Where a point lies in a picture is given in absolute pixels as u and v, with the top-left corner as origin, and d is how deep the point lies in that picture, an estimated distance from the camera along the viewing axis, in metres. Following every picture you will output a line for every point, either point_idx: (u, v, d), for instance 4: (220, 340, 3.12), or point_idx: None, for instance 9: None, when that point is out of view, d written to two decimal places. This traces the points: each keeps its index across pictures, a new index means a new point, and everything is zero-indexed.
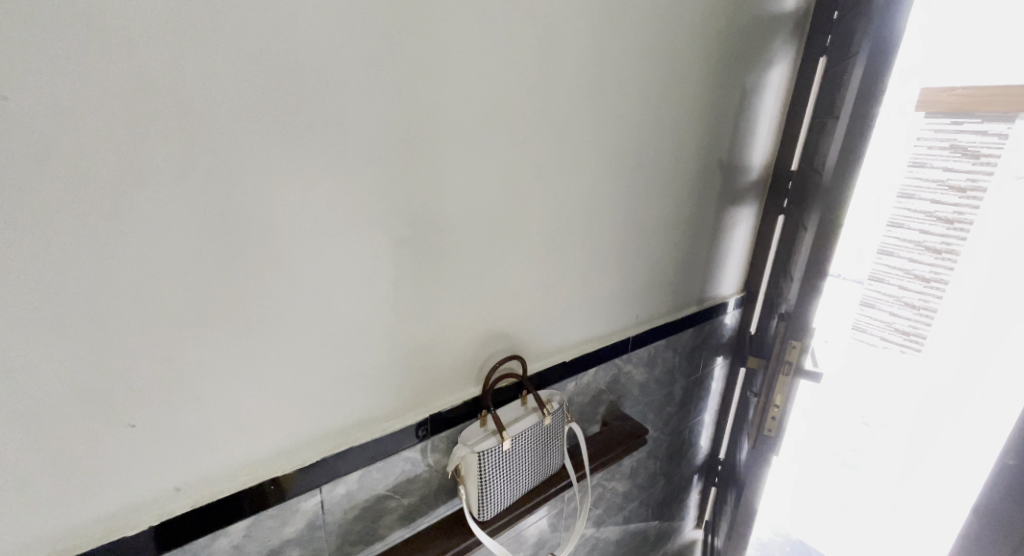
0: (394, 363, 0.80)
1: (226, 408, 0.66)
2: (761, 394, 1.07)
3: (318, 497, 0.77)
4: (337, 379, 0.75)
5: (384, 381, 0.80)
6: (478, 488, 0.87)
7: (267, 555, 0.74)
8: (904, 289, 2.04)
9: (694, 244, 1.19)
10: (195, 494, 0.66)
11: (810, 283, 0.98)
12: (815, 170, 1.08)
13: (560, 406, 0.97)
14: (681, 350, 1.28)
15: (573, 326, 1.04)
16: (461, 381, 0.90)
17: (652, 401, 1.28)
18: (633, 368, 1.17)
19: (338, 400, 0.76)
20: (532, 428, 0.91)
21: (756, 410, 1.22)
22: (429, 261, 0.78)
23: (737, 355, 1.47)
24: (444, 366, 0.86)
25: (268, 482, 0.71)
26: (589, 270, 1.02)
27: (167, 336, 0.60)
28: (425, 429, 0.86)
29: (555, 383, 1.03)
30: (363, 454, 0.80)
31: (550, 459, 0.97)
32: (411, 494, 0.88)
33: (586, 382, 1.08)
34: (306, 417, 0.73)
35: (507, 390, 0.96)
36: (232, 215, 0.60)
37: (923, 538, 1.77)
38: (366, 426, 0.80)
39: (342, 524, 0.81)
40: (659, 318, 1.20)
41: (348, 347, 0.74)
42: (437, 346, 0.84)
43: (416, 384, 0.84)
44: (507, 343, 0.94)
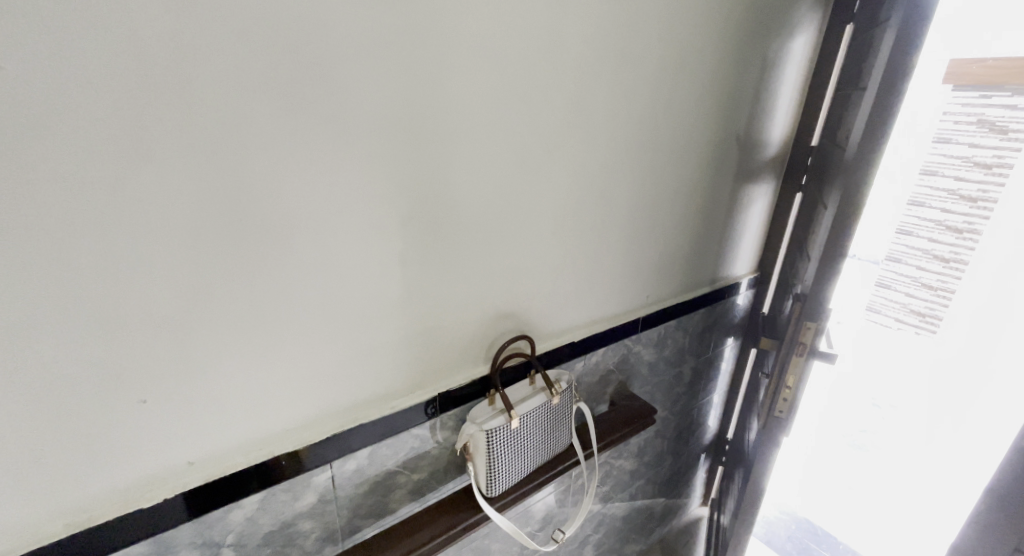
0: (401, 343, 0.80)
1: (235, 386, 0.66)
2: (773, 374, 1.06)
3: (329, 472, 0.78)
4: (346, 357, 0.75)
5: (391, 360, 0.80)
6: (487, 466, 0.87)
7: (280, 528, 0.76)
8: (922, 269, 1.97)
9: (709, 222, 1.16)
10: (208, 468, 0.67)
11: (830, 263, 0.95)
12: (838, 144, 1.04)
13: (569, 386, 0.96)
14: (692, 330, 1.27)
15: (582, 306, 1.02)
16: (469, 361, 0.90)
17: (661, 381, 1.27)
18: (642, 348, 1.16)
19: (347, 379, 0.76)
20: (540, 408, 0.91)
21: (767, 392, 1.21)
22: (437, 240, 0.77)
23: (748, 335, 1.45)
24: (451, 346, 0.86)
25: (279, 458, 0.72)
26: (598, 249, 1.00)
27: (175, 314, 0.59)
28: (433, 407, 0.87)
29: (563, 363, 1.02)
30: (372, 432, 0.80)
31: (558, 437, 0.97)
32: (420, 470, 0.90)
33: (595, 362, 1.07)
34: (316, 395, 0.74)
35: (515, 370, 0.96)
36: (237, 192, 0.59)
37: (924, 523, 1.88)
38: (375, 405, 0.80)
39: (354, 498, 0.82)
40: (670, 300, 1.18)
41: (357, 325, 0.74)
42: (445, 326, 0.84)
43: (424, 364, 0.84)
44: (515, 323, 0.93)
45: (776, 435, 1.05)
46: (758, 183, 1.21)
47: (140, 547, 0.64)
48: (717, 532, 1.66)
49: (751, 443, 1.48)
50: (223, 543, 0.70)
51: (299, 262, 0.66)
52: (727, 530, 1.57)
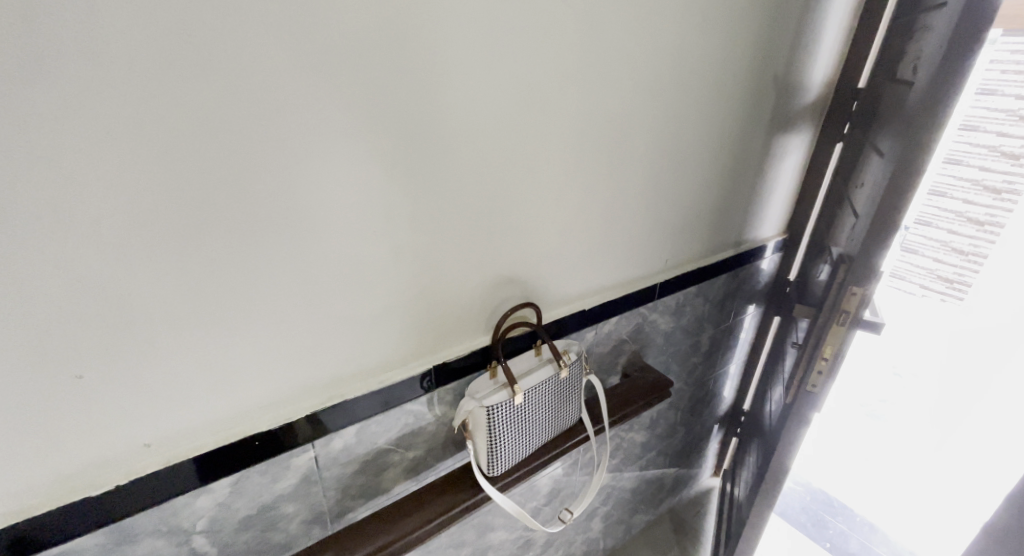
0: (390, 312, 0.71)
1: (197, 359, 0.58)
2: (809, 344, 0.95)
3: (312, 452, 0.70)
4: (326, 328, 0.66)
5: (379, 330, 0.71)
6: (488, 444, 0.80)
7: (260, 512, 0.69)
8: (953, 234, 1.76)
9: (736, 176, 1.04)
10: (169, 452, 0.59)
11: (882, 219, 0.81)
12: (897, 84, 0.90)
13: (579, 357, 0.87)
14: (713, 297, 1.17)
15: (594, 271, 0.92)
16: (468, 330, 0.81)
17: (677, 351, 1.18)
18: (658, 317, 1.06)
19: (330, 350, 0.68)
20: (548, 382, 0.82)
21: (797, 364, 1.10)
22: (428, 194, 0.67)
23: (772, 303, 1.35)
24: (447, 316, 0.77)
25: (253, 439, 0.64)
26: (613, 207, 0.89)
27: (116, 277, 0.50)
28: (429, 380, 0.79)
29: (572, 333, 0.93)
30: (359, 408, 0.73)
31: (566, 412, 0.89)
32: (415, 447, 0.83)
33: (607, 331, 0.98)
34: (293, 369, 0.65)
35: (520, 340, 0.87)
36: (182, 128, 0.49)
37: (958, 499, 1.84)
38: (363, 378, 0.72)
39: (341, 478, 0.76)
40: (691, 264, 1.08)
41: (337, 292, 0.65)
42: (438, 293, 0.74)
43: (417, 334, 0.75)
44: (518, 289, 0.84)
45: (806, 411, 0.94)
46: (793, 133, 1.08)
47: (97, 537, 0.57)
48: (730, 503, 1.61)
49: (771, 416, 1.40)
50: (194, 529, 0.64)
51: (266, 216, 0.56)
52: (741, 504, 1.51)
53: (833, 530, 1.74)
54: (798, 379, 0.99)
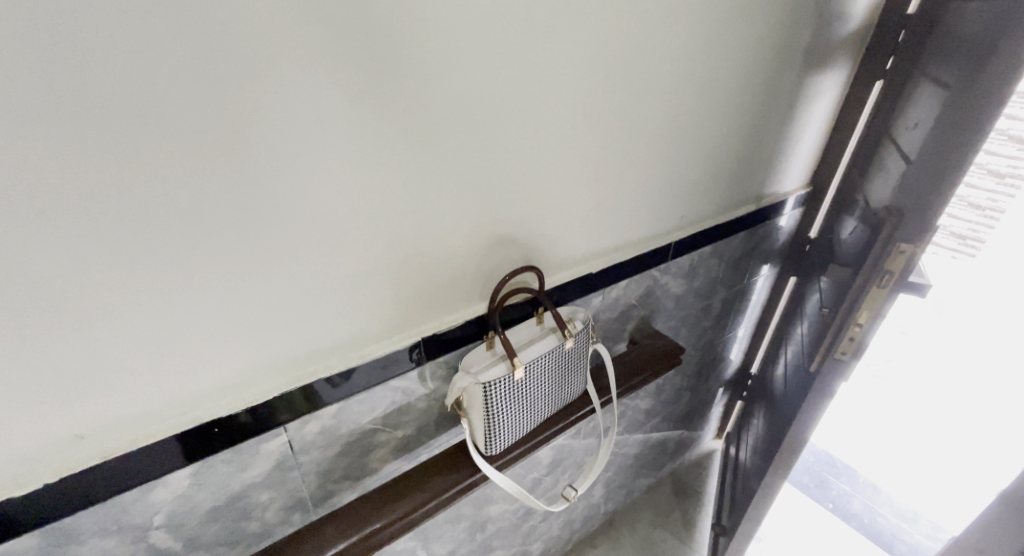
0: (369, 279, 0.61)
1: (136, 337, 0.49)
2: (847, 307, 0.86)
3: (285, 436, 0.63)
4: (295, 298, 0.57)
5: (358, 299, 0.62)
6: (484, 423, 0.73)
7: (228, 502, 0.62)
8: (970, 187, 1.58)
9: (761, 121, 0.93)
10: (109, 442, 0.51)
11: (953, 160, 0.70)
12: (961, 7, 0.78)
13: (585, 326, 0.79)
14: (729, 257, 1.08)
15: (602, 229, 0.82)
16: (462, 298, 0.72)
17: (687, 315, 1.10)
18: (670, 280, 0.97)
19: (302, 323, 0.59)
20: (552, 354, 0.74)
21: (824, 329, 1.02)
22: (410, 137, 0.56)
23: (790, 262, 1.26)
24: (437, 282, 0.68)
25: (212, 425, 0.56)
26: (625, 156, 0.78)
27: (15, 241, 0.40)
28: (418, 353, 0.70)
29: (578, 299, 0.84)
30: (340, 386, 0.65)
31: (570, 386, 0.81)
32: (404, 425, 0.75)
33: (615, 297, 0.89)
34: (257, 344, 0.57)
35: (521, 307, 0.78)
36: (81, 45, 0.37)
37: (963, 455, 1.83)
38: (341, 353, 0.64)
39: (322, 462, 0.69)
40: (707, 222, 0.98)
41: (303, 257, 0.55)
42: (426, 256, 0.65)
43: (402, 304, 0.66)
44: (518, 250, 0.74)
45: (831, 382, 0.86)
46: (827, 71, 0.95)
47: (29, 539, 0.50)
48: (734, 467, 1.58)
49: (781, 381, 1.34)
50: (151, 524, 0.57)
51: (207, 165, 0.45)
52: (746, 470, 1.47)
53: (836, 491, 1.69)
54: (826, 347, 0.91)
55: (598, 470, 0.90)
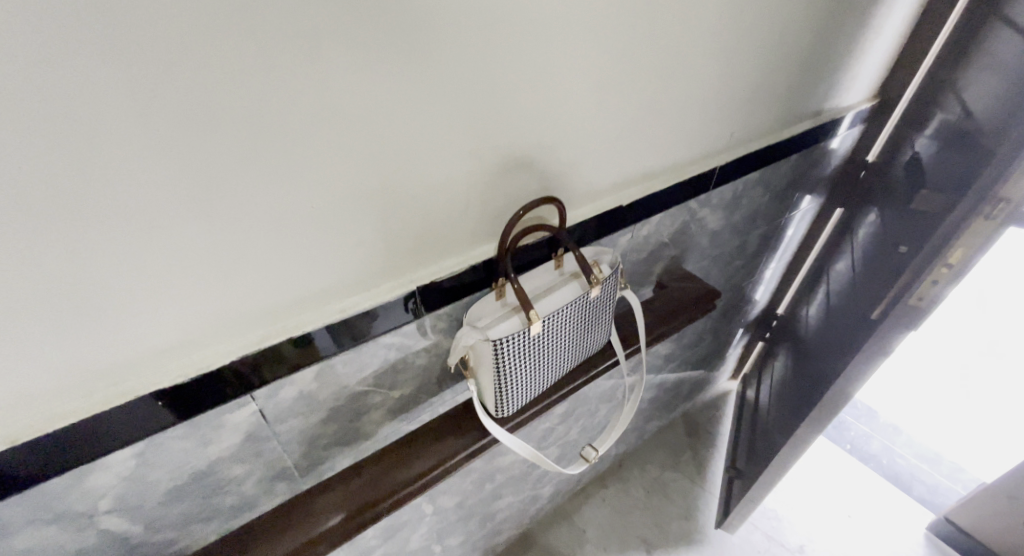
0: (347, 215, 0.48)
1: (38, 291, 0.37)
2: (937, 245, 0.72)
3: (254, 406, 0.52)
4: (251, 238, 0.44)
5: (335, 240, 0.49)
6: (493, 384, 0.62)
7: (193, 479, 0.53)
8: None
9: (834, 15, 0.75)
10: (23, 421, 0.41)
11: None
12: None
13: (614, 271, 0.66)
14: (774, 187, 0.93)
15: (636, 153, 0.68)
16: (466, 237, 0.59)
17: (720, 254, 0.97)
18: (708, 213, 0.84)
19: (264, 270, 0.47)
20: (574, 305, 0.62)
21: (886, 271, 0.89)
22: (397, 16, 0.41)
23: (839, 191, 1.10)
24: (434, 219, 0.55)
25: (157, 396, 0.46)
26: (672, 58, 0.62)
27: None
28: (415, 305, 0.58)
29: (605, 238, 0.71)
30: (320, 346, 0.53)
31: (592, 338, 0.70)
32: (401, 386, 0.65)
33: (646, 234, 0.76)
34: (208, 298, 0.45)
35: (539, 248, 0.65)
36: None
37: None
38: (317, 306, 0.52)
39: (305, 429, 0.59)
40: (755, 144, 0.82)
41: (256, 184, 0.42)
42: (419, 185, 0.51)
43: (390, 246, 0.53)
44: (536, 178, 0.60)
45: (897, 334, 0.73)
46: None
47: None
48: (748, 410, 1.51)
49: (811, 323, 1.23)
50: (97, 511, 0.48)
51: (96, 47, 0.32)
52: (763, 412, 1.40)
53: (854, 432, 1.61)
54: (894, 293, 0.77)
55: (620, 429, 0.81)
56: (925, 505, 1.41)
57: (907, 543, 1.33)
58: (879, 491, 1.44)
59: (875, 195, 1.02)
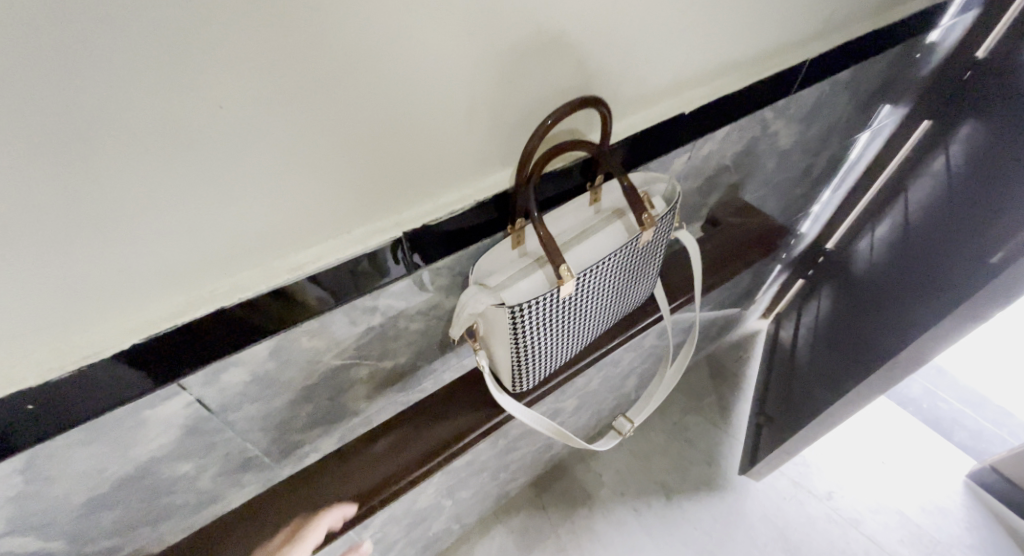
0: (295, 130, 0.32)
1: None
2: None
3: (189, 396, 0.39)
4: (146, 163, 0.28)
5: (279, 168, 0.33)
6: (509, 356, 0.48)
7: (123, 484, 0.41)
8: None
9: None
10: None
11: None
12: None
13: (672, 206, 0.50)
14: (862, 92, 0.73)
15: (709, 39, 0.49)
16: (471, 163, 0.42)
17: (783, 180, 0.79)
18: (782, 127, 0.65)
19: (177, 216, 0.31)
20: (619, 254, 0.47)
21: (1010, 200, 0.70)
22: None
23: (932, 99, 0.93)
24: (426, 138, 0.38)
25: (36, 395, 0.32)
26: None
27: None
28: (405, 257, 0.43)
29: (656, 161, 0.54)
30: (276, 315, 0.39)
31: (635, 293, 0.55)
32: (394, 355, 0.52)
33: (705, 155, 0.59)
34: (85, 253, 0.30)
35: (573, 174, 0.47)
36: None
37: None
38: (259, 261, 0.37)
39: (270, 415, 0.46)
40: (854, 30, 0.62)
41: (139, 74, 0.25)
42: (405, 86, 0.34)
43: (362, 178, 0.37)
44: (573, 74, 0.42)
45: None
46: None
47: None
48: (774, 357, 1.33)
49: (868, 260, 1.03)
50: None
51: None
52: (791, 359, 1.23)
53: None
54: None
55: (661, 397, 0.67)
56: (965, 452, 1.32)
57: (944, 491, 1.25)
58: (917, 436, 1.35)
59: (985, 101, 0.82)
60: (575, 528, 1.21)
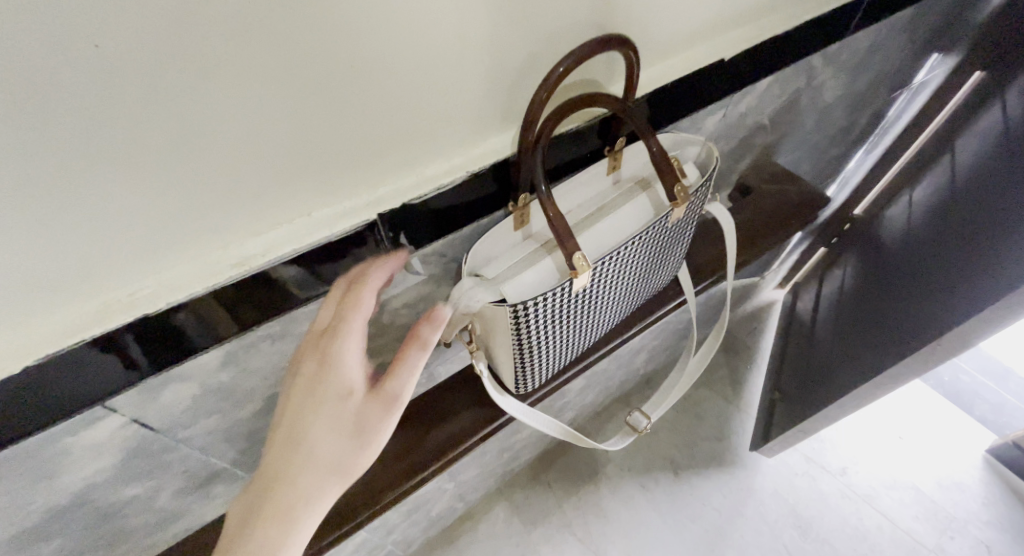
0: (222, 87, 0.24)
1: None
2: None
3: (123, 417, 0.32)
4: (8, 124, 0.20)
5: (207, 137, 0.25)
6: (513, 361, 0.42)
7: (59, 513, 0.35)
8: None
9: None
10: None
11: None
12: None
13: (711, 177, 0.42)
14: (923, 36, 0.63)
15: None
16: (460, 127, 0.34)
17: (820, 141, 0.70)
18: (830, 79, 0.56)
19: (65, 201, 0.23)
20: (643, 237, 0.40)
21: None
22: None
23: (990, 44, 0.82)
24: (400, 96, 0.30)
25: None
26: None
27: None
28: (387, 242, 0.35)
29: (687, 120, 0.46)
30: (227, 316, 0.31)
31: (654, 281, 0.48)
32: (379, 352, 0.45)
33: (741, 113, 0.51)
34: None
35: (590, 136, 0.40)
36: None
37: None
38: (195, 251, 0.29)
39: (236, 428, 0.40)
40: None
41: None
42: (370, 25, 0.26)
43: (319, 148, 0.29)
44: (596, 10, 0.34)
45: None
46: None
47: None
48: (789, 331, 1.20)
49: (903, 221, 0.90)
50: None
51: None
52: (807, 331, 1.11)
53: None
54: None
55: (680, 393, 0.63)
56: (985, 426, 1.18)
57: (962, 465, 1.13)
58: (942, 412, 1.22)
59: None
60: (581, 504, 1.09)
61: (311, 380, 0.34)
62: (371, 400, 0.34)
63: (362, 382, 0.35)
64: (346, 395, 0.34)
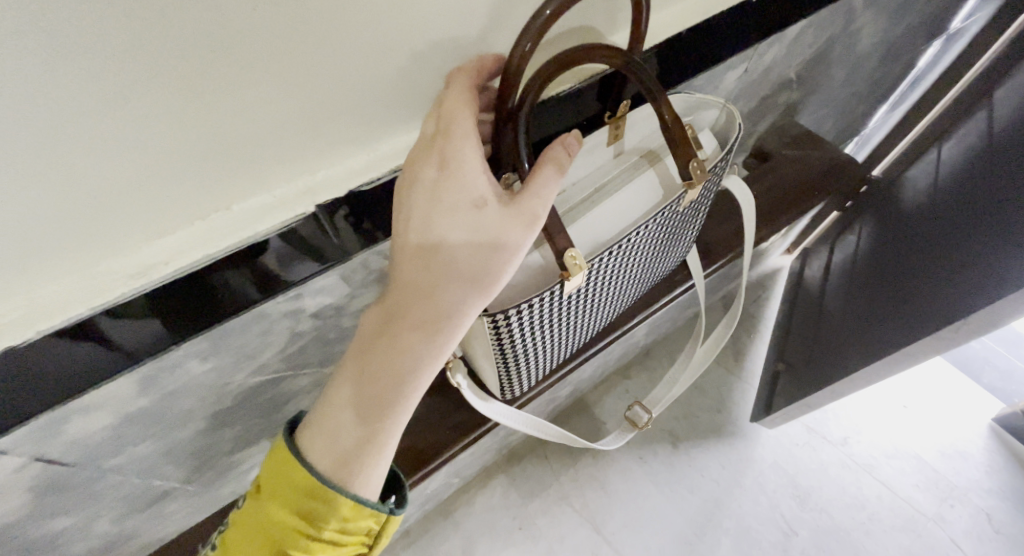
0: (102, 76, 0.20)
1: None
2: None
3: (23, 456, 0.28)
4: None
5: (93, 137, 0.21)
6: (496, 370, 0.41)
7: None
8: None
9: None
10: None
11: None
12: None
13: (730, 150, 0.36)
14: None
15: None
16: (405, 102, 0.30)
17: (845, 96, 0.62)
18: (867, 25, 0.48)
19: None
20: (643, 229, 0.36)
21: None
22: None
23: None
24: (321, 71, 0.26)
25: None
26: None
27: None
28: (352, 216, 0.32)
29: (704, 76, 0.39)
30: (140, 331, 0.27)
31: (652, 270, 0.45)
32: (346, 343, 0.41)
33: (765, 66, 0.44)
34: None
35: (586, 103, 0.35)
36: None
37: None
38: (94, 259, 0.25)
39: (180, 444, 0.37)
40: None
41: None
42: None
43: (237, 136, 0.25)
44: None
45: None
46: None
47: None
48: (797, 303, 1.09)
49: (947, 178, 0.77)
50: None
51: None
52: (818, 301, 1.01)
53: None
54: None
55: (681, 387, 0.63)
56: (990, 394, 1.04)
57: (965, 433, 1.00)
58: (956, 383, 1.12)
59: None
60: (579, 477, 0.96)
61: (431, 194, 0.28)
62: (508, 214, 0.28)
63: (491, 188, 0.28)
64: (480, 206, 0.28)
